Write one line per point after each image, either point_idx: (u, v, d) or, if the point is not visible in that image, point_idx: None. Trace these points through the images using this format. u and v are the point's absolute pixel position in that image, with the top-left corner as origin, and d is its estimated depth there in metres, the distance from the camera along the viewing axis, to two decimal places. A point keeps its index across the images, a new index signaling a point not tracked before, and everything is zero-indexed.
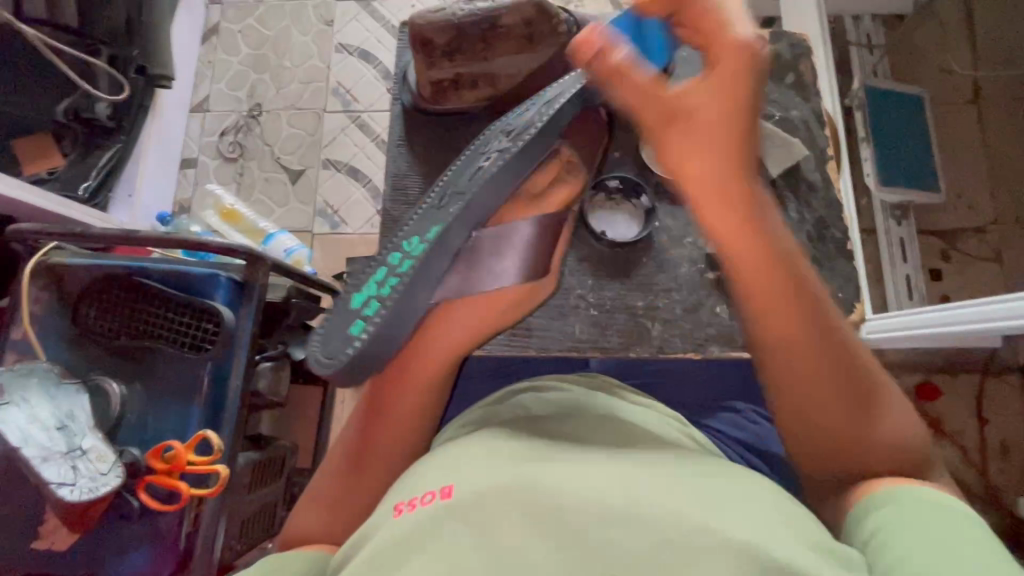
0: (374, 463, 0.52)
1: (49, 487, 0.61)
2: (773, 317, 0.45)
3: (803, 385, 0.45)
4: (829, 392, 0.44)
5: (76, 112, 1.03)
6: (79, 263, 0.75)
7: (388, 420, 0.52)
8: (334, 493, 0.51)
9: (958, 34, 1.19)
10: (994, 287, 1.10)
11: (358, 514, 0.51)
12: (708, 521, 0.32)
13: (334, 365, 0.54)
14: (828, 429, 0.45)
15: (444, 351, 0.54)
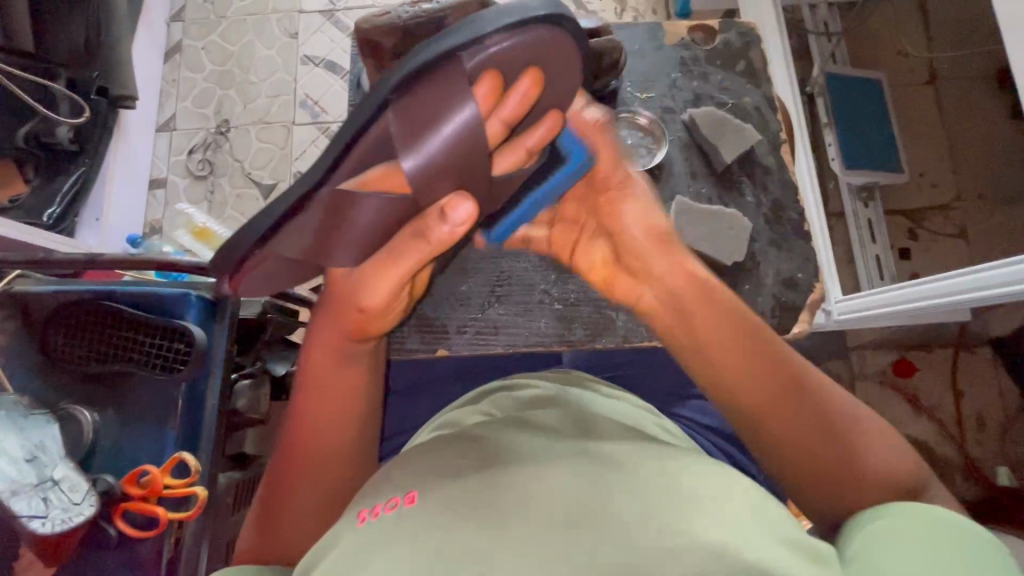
0: (309, 477, 0.51)
1: (20, 521, 0.59)
2: (732, 366, 0.45)
3: (772, 406, 0.44)
4: (801, 425, 0.44)
5: (37, 137, 1.00)
6: (43, 291, 0.73)
7: (304, 433, 0.51)
8: (280, 509, 0.50)
9: (910, 17, 1.22)
10: (960, 261, 1.12)
11: (297, 528, 0.50)
12: (676, 520, 0.32)
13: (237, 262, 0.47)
14: (809, 449, 0.44)
15: (323, 367, 0.51)
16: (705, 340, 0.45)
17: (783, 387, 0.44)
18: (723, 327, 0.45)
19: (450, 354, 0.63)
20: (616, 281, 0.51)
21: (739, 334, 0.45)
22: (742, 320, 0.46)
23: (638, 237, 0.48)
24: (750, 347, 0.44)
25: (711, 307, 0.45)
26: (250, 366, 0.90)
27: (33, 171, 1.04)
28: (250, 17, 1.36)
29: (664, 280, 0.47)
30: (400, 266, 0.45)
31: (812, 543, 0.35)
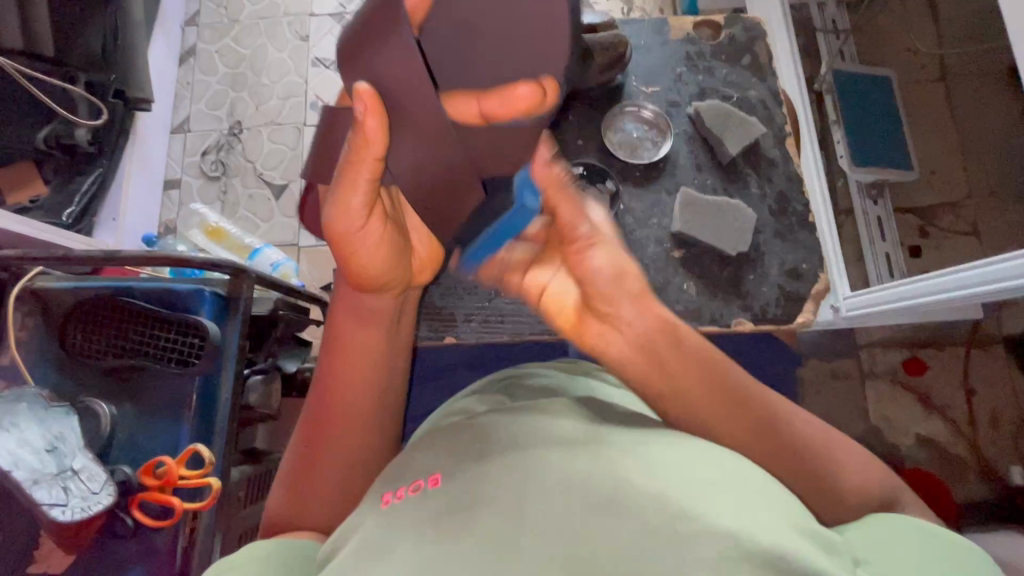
0: (333, 449, 0.52)
1: (41, 508, 0.61)
2: (681, 395, 0.43)
3: (712, 408, 0.42)
4: (738, 423, 0.42)
5: (57, 138, 1.02)
6: (64, 287, 0.76)
7: (329, 401, 0.52)
8: (303, 483, 0.51)
9: (919, 14, 1.22)
10: (973, 257, 1.11)
11: (323, 498, 0.50)
12: (691, 506, 0.32)
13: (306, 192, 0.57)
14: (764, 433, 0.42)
15: (347, 325, 0.52)
16: (676, 381, 0.43)
17: (720, 391, 0.42)
18: (694, 370, 0.43)
19: (455, 339, 0.64)
20: (586, 326, 0.45)
21: (701, 372, 0.43)
22: (689, 347, 0.43)
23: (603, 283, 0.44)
24: (712, 385, 0.42)
25: (682, 352, 0.43)
26: (263, 362, 0.92)
27: (51, 172, 1.06)
28: (262, 20, 1.38)
29: (635, 326, 0.43)
30: (364, 170, 0.43)
31: (821, 527, 0.35)
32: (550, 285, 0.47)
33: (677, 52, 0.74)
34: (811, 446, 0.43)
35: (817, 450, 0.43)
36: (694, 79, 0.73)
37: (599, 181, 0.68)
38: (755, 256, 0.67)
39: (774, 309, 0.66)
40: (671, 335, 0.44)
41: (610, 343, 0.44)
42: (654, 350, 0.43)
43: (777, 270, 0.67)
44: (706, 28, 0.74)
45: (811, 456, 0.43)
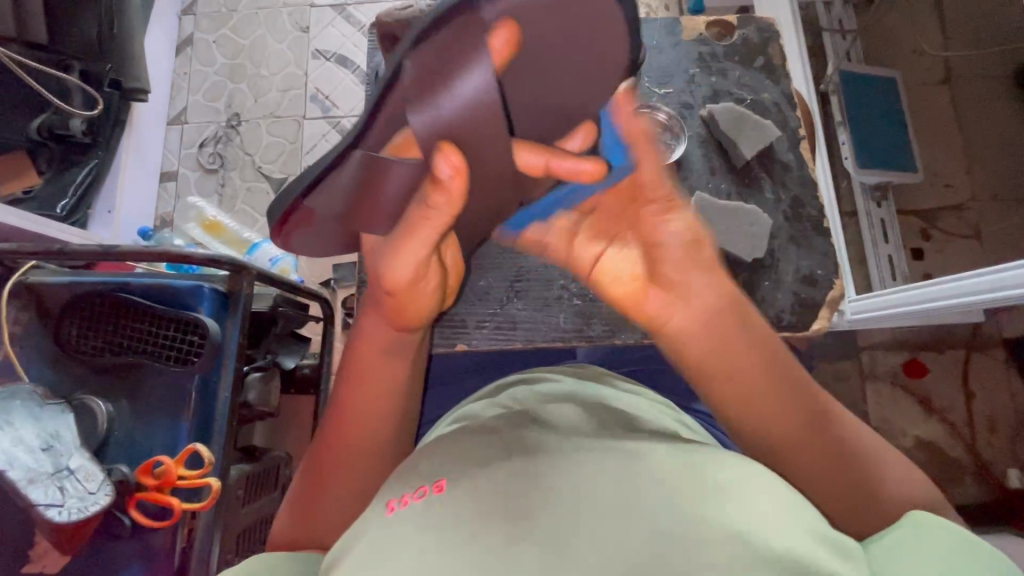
0: (343, 473, 0.50)
1: (37, 509, 0.60)
2: (729, 384, 0.40)
3: (775, 405, 0.40)
4: (799, 418, 0.41)
5: (50, 129, 1.00)
6: (59, 282, 0.74)
7: (346, 428, 0.50)
8: (311, 500, 0.50)
9: (926, 16, 1.21)
10: (975, 261, 1.11)
11: (334, 514, 0.50)
12: (704, 514, 0.31)
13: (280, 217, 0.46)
14: (793, 449, 0.41)
15: (367, 354, 0.50)
16: (729, 366, 0.40)
17: (777, 380, 0.40)
18: (751, 360, 0.40)
19: (468, 348, 0.63)
20: (644, 298, 0.41)
21: (763, 365, 0.40)
22: (745, 329, 0.40)
23: (672, 249, 0.39)
24: (776, 374, 0.40)
25: (735, 335, 0.40)
26: (261, 359, 0.91)
27: (46, 163, 1.03)
28: (262, 10, 1.36)
29: (699, 302, 0.39)
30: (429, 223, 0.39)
31: (836, 536, 0.34)
32: (608, 260, 0.42)
33: (690, 52, 0.73)
34: (842, 474, 0.41)
35: (851, 476, 0.41)
36: (707, 80, 0.72)
37: None
38: (768, 260, 0.66)
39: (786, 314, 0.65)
40: (740, 319, 0.40)
41: (672, 318, 0.40)
42: (718, 332, 0.40)
43: (790, 274, 0.66)
44: (719, 28, 0.74)
45: (841, 482, 0.41)
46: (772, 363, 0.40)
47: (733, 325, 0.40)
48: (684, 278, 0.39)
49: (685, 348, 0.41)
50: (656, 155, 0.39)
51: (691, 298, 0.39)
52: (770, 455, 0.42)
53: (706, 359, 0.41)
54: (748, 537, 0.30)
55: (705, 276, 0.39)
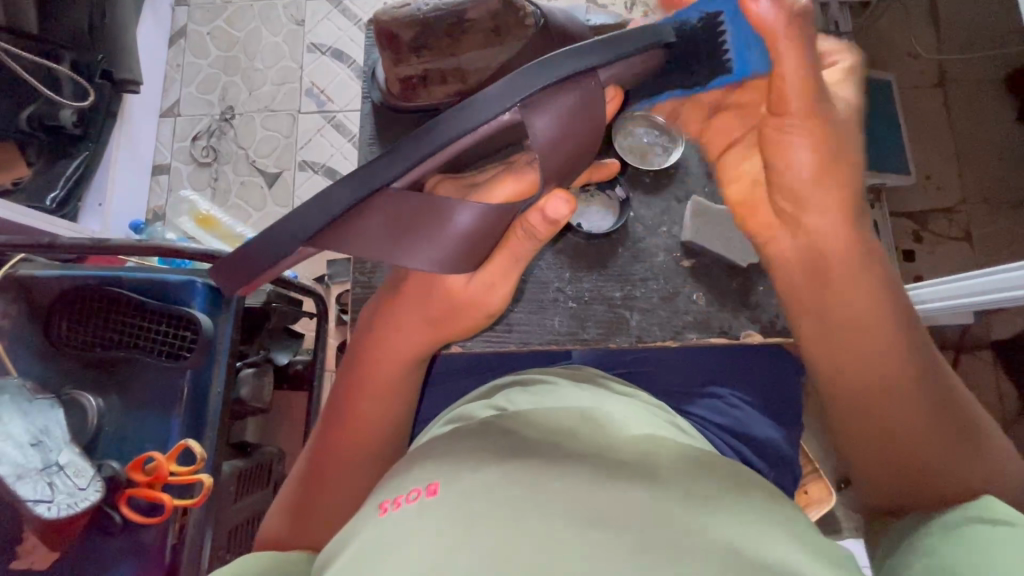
0: (342, 475, 0.50)
1: (25, 505, 0.59)
2: (844, 315, 0.45)
3: (871, 332, 0.44)
4: (893, 357, 0.44)
5: (41, 119, 0.99)
6: (48, 275, 0.73)
7: (349, 430, 0.51)
8: (306, 501, 0.50)
9: (921, 20, 1.22)
10: (965, 264, 1.13)
11: (331, 515, 0.49)
12: (693, 522, 0.31)
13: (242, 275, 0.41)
14: (881, 393, 0.44)
15: (387, 358, 0.51)
16: (843, 294, 0.45)
17: (876, 297, 0.45)
18: (849, 261, 0.45)
19: (462, 350, 0.62)
20: (756, 212, 0.50)
21: (860, 282, 0.45)
22: (865, 258, 0.45)
23: (807, 171, 0.44)
24: (870, 290, 0.45)
25: (848, 261, 0.45)
26: (254, 355, 0.90)
27: (35, 152, 1.02)
28: (256, 3, 1.35)
29: (818, 234, 0.46)
30: (515, 249, 0.46)
31: (825, 543, 0.34)
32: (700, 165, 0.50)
33: None
34: (927, 422, 0.43)
35: (927, 428, 0.43)
36: None
37: (608, 186, 0.68)
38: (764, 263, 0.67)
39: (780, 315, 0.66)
40: (865, 244, 0.46)
41: (773, 240, 0.49)
42: (831, 265, 0.46)
43: None
44: None
45: (925, 429, 0.43)
46: (875, 286, 0.45)
47: (836, 257, 0.45)
48: (827, 195, 0.44)
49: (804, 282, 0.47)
50: (798, 53, 0.40)
51: (826, 206, 0.45)
52: (850, 395, 0.45)
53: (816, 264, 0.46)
54: (734, 545, 0.30)
55: (839, 206, 0.45)
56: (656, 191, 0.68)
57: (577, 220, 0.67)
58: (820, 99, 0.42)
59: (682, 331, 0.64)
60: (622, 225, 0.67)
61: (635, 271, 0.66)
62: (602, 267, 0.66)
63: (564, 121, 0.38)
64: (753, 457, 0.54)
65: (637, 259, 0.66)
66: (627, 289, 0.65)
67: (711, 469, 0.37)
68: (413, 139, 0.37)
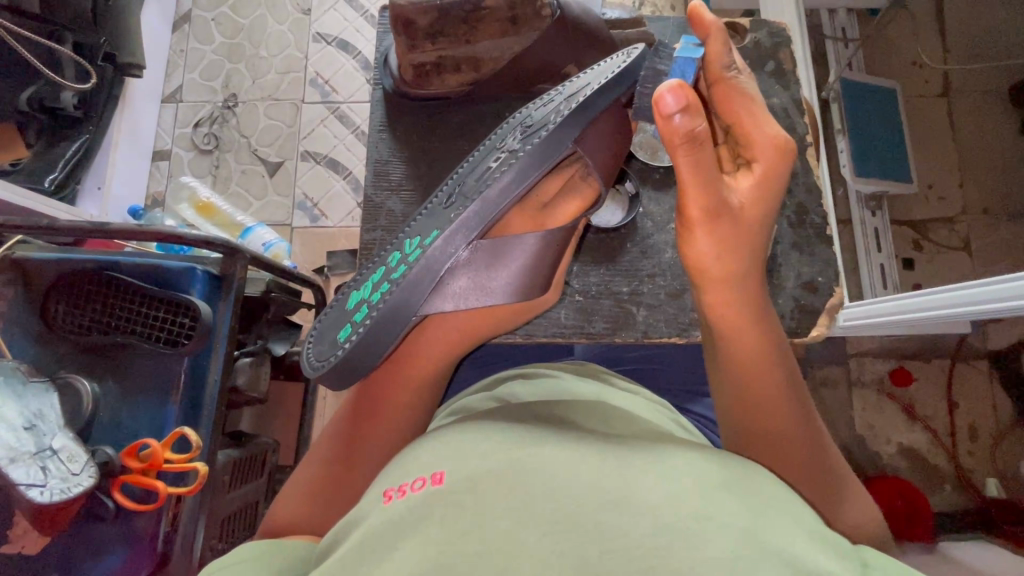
0: (370, 462, 0.52)
1: (18, 490, 0.58)
2: (753, 369, 0.46)
3: (766, 384, 0.45)
4: (788, 406, 0.45)
5: (41, 101, 0.98)
6: (44, 258, 0.72)
7: (375, 422, 0.53)
8: (324, 481, 0.51)
9: (928, 29, 1.22)
10: (965, 273, 1.13)
11: (348, 500, 0.50)
12: (704, 508, 0.31)
13: (323, 367, 0.53)
14: (793, 451, 0.44)
15: (438, 355, 0.54)
16: (743, 349, 0.46)
17: (770, 350, 0.46)
18: (749, 328, 0.46)
19: None
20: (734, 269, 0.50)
21: (760, 336, 0.46)
22: (763, 322, 0.47)
23: (709, 254, 0.46)
24: (769, 348, 0.46)
25: (746, 325, 0.46)
26: (252, 344, 0.90)
27: (34, 134, 1.01)
28: None
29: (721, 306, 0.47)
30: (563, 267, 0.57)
31: (838, 540, 0.34)
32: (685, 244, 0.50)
33: None
34: (819, 470, 0.45)
35: (822, 472, 0.45)
36: None
37: (619, 181, 0.66)
38: (771, 264, 0.66)
39: (786, 317, 0.66)
40: (759, 310, 0.47)
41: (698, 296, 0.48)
42: (737, 326, 0.46)
43: (792, 280, 0.67)
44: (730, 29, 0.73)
45: (818, 476, 0.45)
46: (775, 346, 0.47)
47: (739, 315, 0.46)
48: (724, 282, 0.46)
49: (722, 335, 0.47)
50: (701, 159, 0.43)
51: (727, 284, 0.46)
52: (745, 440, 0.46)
53: (724, 324, 0.47)
54: (747, 530, 0.30)
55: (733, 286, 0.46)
56: (666, 189, 0.66)
57: None
58: (731, 194, 0.46)
59: (688, 327, 0.62)
60: (630, 220, 0.65)
61: (644, 266, 0.64)
62: (611, 261, 0.64)
63: (607, 146, 0.52)
64: None
65: (647, 253, 0.64)
66: (635, 285, 0.64)
67: (722, 461, 0.36)
68: (481, 208, 0.50)
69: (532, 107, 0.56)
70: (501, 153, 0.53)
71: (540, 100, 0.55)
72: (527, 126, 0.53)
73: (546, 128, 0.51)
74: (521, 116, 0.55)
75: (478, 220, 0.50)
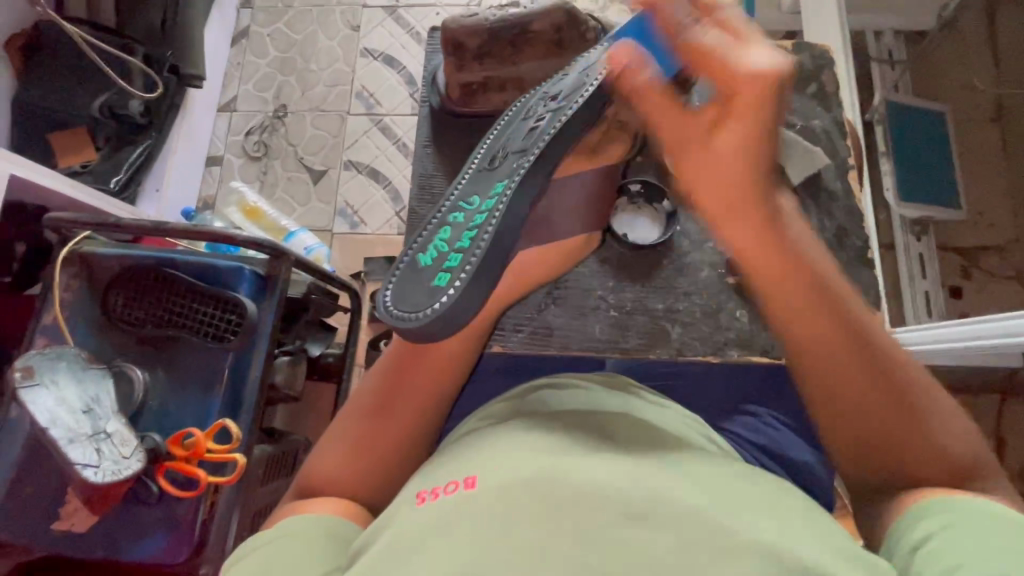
0: (405, 414, 0.52)
1: (75, 468, 0.63)
2: (802, 319, 0.46)
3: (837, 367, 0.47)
4: (830, 334, 0.46)
5: (110, 108, 1.07)
6: (110, 253, 0.77)
7: (416, 371, 0.53)
8: (357, 442, 0.51)
9: (981, 52, 1.19)
10: (1017, 305, 1.08)
11: (381, 458, 0.51)
12: (731, 524, 0.31)
13: (419, 319, 0.48)
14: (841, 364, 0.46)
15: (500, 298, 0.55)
16: (776, 278, 0.46)
17: (795, 270, 0.46)
18: (759, 232, 0.45)
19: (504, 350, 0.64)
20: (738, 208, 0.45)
21: (808, 295, 0.46)
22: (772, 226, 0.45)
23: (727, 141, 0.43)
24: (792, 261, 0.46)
25: (781, 264, 0.45)
26: (291, 343, 0.93)
27: (103, 139, 1.09)
28: (316, 8, 1.40)
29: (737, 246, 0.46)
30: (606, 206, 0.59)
31: (862, 552, 0.34)
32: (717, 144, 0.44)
33: None
34: (868, 398, 0.46)
35: (914, 384, 0.46)
36: None
37: (656, 199, 0.68)
38: None
39: None
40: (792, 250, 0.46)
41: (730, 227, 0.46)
42: (774, 250, 0.45)
43: None
44: None
45: (879, 392, 0.46)
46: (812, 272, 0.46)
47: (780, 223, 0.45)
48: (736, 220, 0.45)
49: (737, 247, 0.47)
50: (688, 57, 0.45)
51: (723, 169, 0.44)
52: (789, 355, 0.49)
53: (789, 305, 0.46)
54: (773, 546, 0.30)
55: (753, 224, 0.45)
56: None
57: (623, 231, 0.67)
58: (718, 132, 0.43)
59: (722, 346, 0.63)
60: (667, 239, 0.66)
61: (678, 283, 0.65)
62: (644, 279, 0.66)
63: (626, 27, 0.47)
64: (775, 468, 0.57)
65: (681, 271, 0.66)
66: (669, 303, 0.65)
67: (749, 481, 0.36)
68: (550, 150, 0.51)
69: (549, 81, 0.59)
70: (540, 117, 0.55)
71: (560, 72, 0.59)
72: (556, 95, 0.56)
73: (586, 88, 0.53)
74: (541, 90, 0.58)
75: (551, 162, 0.51)
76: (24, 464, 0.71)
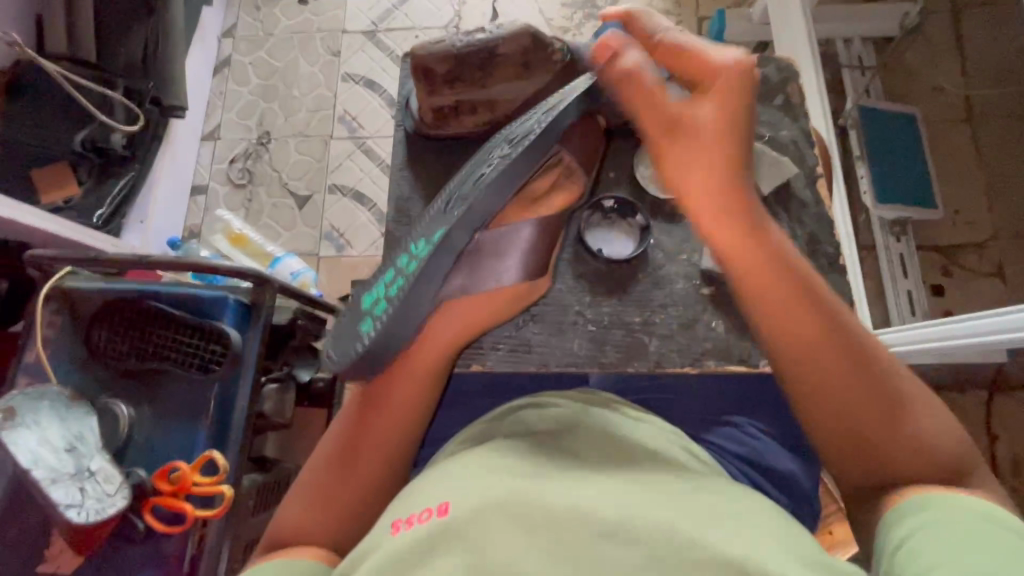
0: (372, 459, 0.52)
1: (58, 509, 0.62)
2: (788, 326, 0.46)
3: (814, 373, 0.46)
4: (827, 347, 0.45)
5: (93, 142, 1.07)
6: (91, 289, 0.77)
7: (376, 419, 0.53)
8: (324, 492, 0.51)
9: (947, 56, 1.22)
10: (997, 302, 1.10)
11: (349, 506, 0.51)
12: (699, 535, 0.32)
13: (344, 359, 0.53)
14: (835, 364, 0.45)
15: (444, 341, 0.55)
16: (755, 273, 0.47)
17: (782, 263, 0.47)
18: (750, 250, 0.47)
19: (484, 368, 0.64)
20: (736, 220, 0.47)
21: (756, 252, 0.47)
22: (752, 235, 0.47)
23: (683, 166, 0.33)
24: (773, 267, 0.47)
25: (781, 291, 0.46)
26: (278, 370, 0.93)
27: (86, 173, 1.09)
28: (296, 35, 1.42)
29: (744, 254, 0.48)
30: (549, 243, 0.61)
31: (830, 558, 0.34)
32: None
33: None
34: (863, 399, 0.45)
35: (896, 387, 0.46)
36: None
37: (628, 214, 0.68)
38: None
39: None
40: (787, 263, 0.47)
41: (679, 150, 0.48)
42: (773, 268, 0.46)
43: None
44: None
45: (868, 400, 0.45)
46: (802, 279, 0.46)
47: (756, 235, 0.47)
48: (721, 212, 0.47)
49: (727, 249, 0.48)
50: None
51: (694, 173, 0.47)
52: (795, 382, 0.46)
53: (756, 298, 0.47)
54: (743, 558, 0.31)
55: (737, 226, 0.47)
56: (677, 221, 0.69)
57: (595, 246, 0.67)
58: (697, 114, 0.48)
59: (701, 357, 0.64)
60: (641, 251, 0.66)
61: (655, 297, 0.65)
62: (621, 293, 0.66)
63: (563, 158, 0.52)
64: (764, 484, 0.57)
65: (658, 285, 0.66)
66: (647, 316, 0.65)
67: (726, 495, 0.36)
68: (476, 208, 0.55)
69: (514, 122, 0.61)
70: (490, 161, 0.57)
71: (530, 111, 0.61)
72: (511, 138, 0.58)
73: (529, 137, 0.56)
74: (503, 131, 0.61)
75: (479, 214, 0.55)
76: (9, 506, 0.70)
